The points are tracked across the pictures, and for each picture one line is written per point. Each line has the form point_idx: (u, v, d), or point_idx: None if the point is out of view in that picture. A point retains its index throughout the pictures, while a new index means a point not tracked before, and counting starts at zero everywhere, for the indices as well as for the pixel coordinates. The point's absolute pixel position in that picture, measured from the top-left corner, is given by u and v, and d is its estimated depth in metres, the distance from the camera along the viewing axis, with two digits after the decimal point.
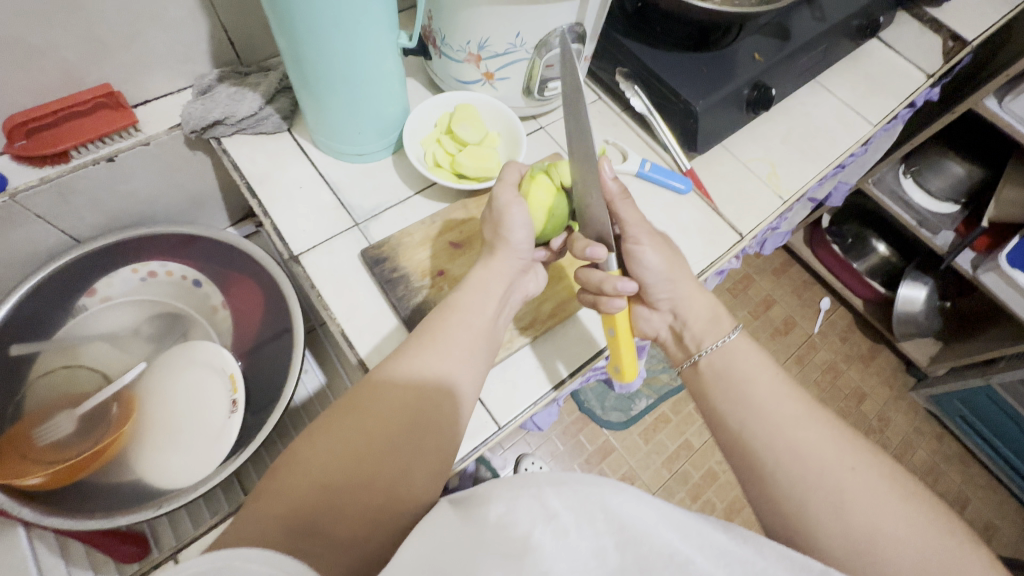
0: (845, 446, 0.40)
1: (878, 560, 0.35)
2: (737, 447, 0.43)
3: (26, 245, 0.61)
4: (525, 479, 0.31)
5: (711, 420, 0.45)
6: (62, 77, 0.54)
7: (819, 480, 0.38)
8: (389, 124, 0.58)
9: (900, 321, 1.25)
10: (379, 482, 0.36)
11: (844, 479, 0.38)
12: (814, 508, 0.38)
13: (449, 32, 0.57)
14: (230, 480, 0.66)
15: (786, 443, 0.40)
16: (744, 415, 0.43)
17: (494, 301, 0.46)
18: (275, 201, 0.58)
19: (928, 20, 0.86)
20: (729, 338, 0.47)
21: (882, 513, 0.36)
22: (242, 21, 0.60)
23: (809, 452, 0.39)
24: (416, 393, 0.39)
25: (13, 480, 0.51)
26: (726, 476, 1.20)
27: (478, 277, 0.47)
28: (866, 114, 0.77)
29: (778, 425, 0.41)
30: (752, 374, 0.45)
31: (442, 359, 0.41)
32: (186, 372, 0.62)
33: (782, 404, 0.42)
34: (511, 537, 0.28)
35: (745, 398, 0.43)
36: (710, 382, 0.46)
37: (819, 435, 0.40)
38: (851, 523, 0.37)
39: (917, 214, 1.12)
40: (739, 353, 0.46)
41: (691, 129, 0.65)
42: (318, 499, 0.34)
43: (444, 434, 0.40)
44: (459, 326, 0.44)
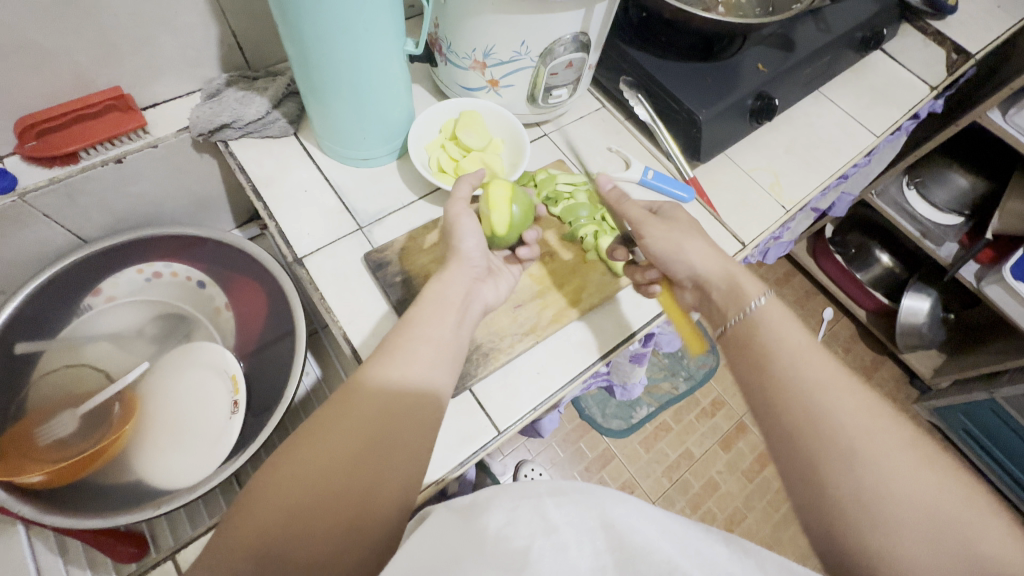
0: (870, 411, 0.36)
1: (894, 523, 0.32)
2: (757, 405, 0.40)
3: (33, 244, 0.61)
4: (524, 489, 0.33)
5: (740, 370, 0.42)
6: (73, 80, 0.55)
7: (835, 445, 0.35)
8: (394, 129, 0.59)
9: (902, 332, 1.25)
10: (351, 497, 0.34)
11: (862, 448, 0.34)
12: (827, 472, 0.35)
13: (455, 39, 0.57)
14: (229, 482, 0.66)
15: (805, 404, 0.37)
16: (767, 375, 0.40)
17: (454, 312, 0.44)
18: (280, 204, 0.59)
19: (932, 33, 0.86)
20: (763, 299, 0.44)
21: (900, 481, 0.33)
22: (252, 27, 0.61)
23: (828, 417, 0.36)
24: (388, 402, 0.37)
25: (15, 478, 0.51)
26: (727, 486, 1.19)
27: (431, 292, 0.45)
28: (869, 125, 0.78)
29: (797, 389, 0.38)
30: (779, 337, 0.41)
31: (411, 366, 0.39)
32: (187, 372, 0.63)
33: (806, 366, 0.39)
34: (511, 549, 0.29)
35: (769, 358, 0.40)
36: (744, 339, 0.43)
37: (846, 397, 0.37)
38: (865, 492, 0.33)
39: (921, 225, 1.12)
40: (767, 317, 0.43)
41: (695, 138, 0.65)
42: (286, 522, 0.32)
43: (421, 443, 0.38)
44: (417, 342, 0.41)
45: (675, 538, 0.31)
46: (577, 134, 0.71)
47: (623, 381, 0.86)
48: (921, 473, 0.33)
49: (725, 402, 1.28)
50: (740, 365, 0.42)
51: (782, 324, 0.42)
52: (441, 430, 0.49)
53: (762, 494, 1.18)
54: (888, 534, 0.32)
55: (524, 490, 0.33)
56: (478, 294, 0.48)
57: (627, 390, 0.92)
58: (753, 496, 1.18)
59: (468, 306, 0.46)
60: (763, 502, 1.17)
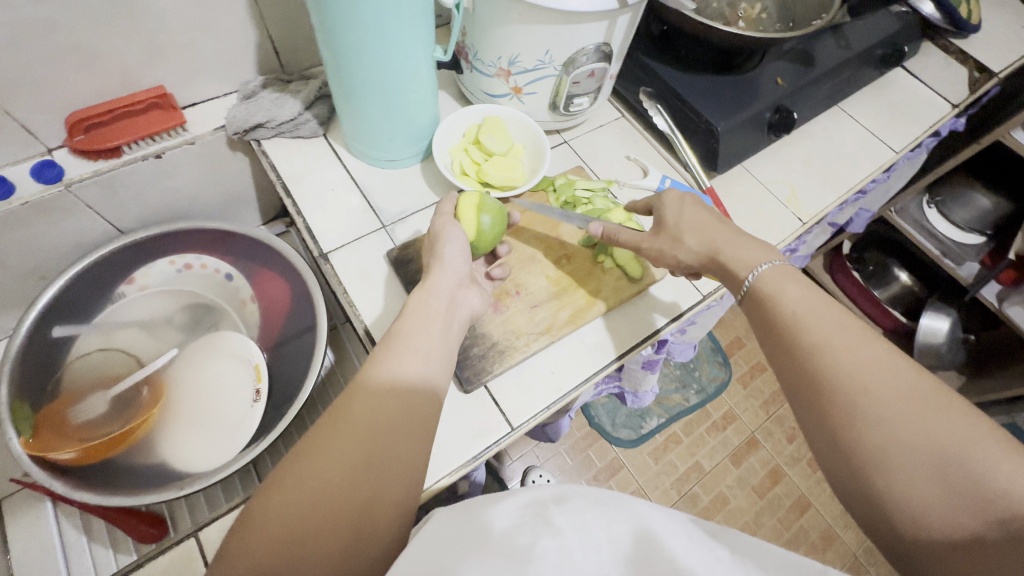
0: (877, 359, 0.36)
1: (891, 462, 0.32)
2: (773, 357, 0.41)
3: (74, 233, 0.65)
4: (531, 495, 0.34)
5: (759, 326, 0.43)
6: (121, 79, 0.58)
7: (833, 398, 0.35)
8: (419, 131, 0.61)
9: (920, 352, 1.23)
10: (357, 500, 0.34)
11: (859, 399, 0.35)
12: (833, 424, 0.35)
13: (481, 48, 0.59)
14: (247, 469, 0.68)
15: (806, 361, 0.38)
16: (775, 338, 0.41)
17: (438, 321, 0.44)
18: (308, 202, 0.61)
19: (954, 51, 0.87)
20: (759, 271, 0.44)
21: (901, 426, 0.33)
22: (288, 34, 0.64)
23: (826, 371, 0.36)
24: (394, 403, 0.38)
25: (49, 454, 0.55)
26: (736, 501, 1.17)
27: (414, 304, 0.45)
28: (889, 141, 0.78)
29: (799, 348, 0.39)
30: (782, 302, 0.42)
31: (397, 369, 0.40)
32: (213, 361, 0.65)
33: (810, 324, 0.39)
34: (515, 546, 0.30)
35: (774, 321, 0.41)
36: (756, 303, 0.44)
37: (849, 350, 0.37)
38: (867, 440, 0.33)
39: (941, 244, 1.11)
40: (770, 284, 0.43)
41: (712, 148, 0.66)
42: (294, 536, 0.32)
43: (425, 434, 0.39)
44: (406, 352, 0.41)
45: (690, 538, 0.31)
46: (596, 142, 0.72)
47: (634, 389, 0.87)
48: (927, 414, 0.33)
49: (736, 417, 1.27)
50: (756, 330, 0.44)
51: (787, 287, 0.43)
52: (457, 423, 0.50)
53: (773, 511, 1.17)
54: (883, 473, 0.32)
55: (531, 495, 0.34)
56: (463, 300, 0.48)
57: (638, 398, 0.93)
58: (763, 513, 1.16)
59: (455, 313, 0.47)
60: (774, 520, 1.16)
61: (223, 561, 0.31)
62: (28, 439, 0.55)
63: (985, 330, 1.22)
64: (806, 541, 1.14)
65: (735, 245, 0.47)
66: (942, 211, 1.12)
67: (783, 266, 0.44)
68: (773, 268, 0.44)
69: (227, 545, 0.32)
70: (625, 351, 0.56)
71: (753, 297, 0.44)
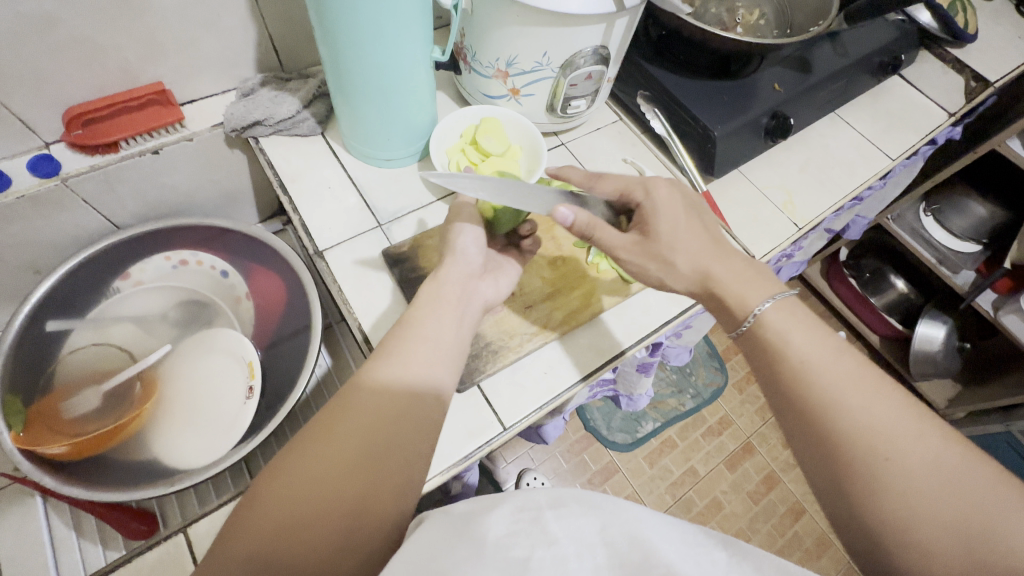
0: (891, 419, 0.37)
1: (916, 531, 0.34)
2: (781, 407, 0.41)
3: (70, 228, 0.65)
4: (525, 500, 0.33)
5: (765, 373, 0.43)
6: (120, 75, 0.58)
7: (852, 463, 0.36)
8: (417, 131, 0.61)
9: (916, 359, 1.23)
10: (348, 501, 0.34)
11: (879, 466, 0.35)
12: (853, 489, 0.36)
13: (479, 49, 0.60)
14: (239, 465, 0.68)
15: (822, 421, 0.38)
16: (782, 388, 0.41)
17: (450, 309, 0.44)
18: (304, 199, 0.61)
19: (950, 60, 0.87)
20: (765, 306, 0.44)
21: (921, 494, 0.34)
22: (288, 33, 0.64)
23: (847, 436, 0.37)
24: (390, 402, 0.38)
25: (39, 448, 0.54)
26: (731, 506, 1.17)
27: (424, 295, 0.45)
28: (885, 148, 0.78)
29: (813, 406, 0.39)
30: (790, 349, 0.42)
31: (402, 369, 0.39)
32: (206, 358, 0.65)
33: (821, 377, 0.39)
34: (510, 557, 0.29)
35: (782, 371, 0.41)
36: (761, 349, 0.43)
37: (865, 410, 0.37)
38: (889, 508, 0.35)
39: (937, 251, 1.11)
40: (774, 326, 0.43)
41: (709, 153, 0.67)
42: (278, 532, 0.32)
43: (418, 442, 0.38)
44: (416, 342, 0.41)
45: (676, 541, 0.32)
46: (594, 145, 0.73)
47: (629, 391, 0.87)
48: (941, 477, 0.35)
49: (732, 422, 1.27)
50: (760, 375, 0.44)
51: (792, 331, 0.43)
52: (449, 422, 0.50)
53: (767, 517, 1.16)
54: (908, 541, 0.34)
55: (525, 500, 0.33)
56: (475, 291, 0.48)
57: (633, 401, 0.93)
58: (758, 518, 1.16)
59: (467, 303, 0.46)
60: (769, 526, 1.16)
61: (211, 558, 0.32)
62: (19, 433, 0.55)
63: (982, 338, 1.23)
64: (801, 547, 1.14)
65: (726, 251, 0.47)
66: (939, 219, 1.12)
67: (784, 301, 0.44)
68: (777, 309, 0.43)
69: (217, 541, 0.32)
70: (590, 372, 0.54)
71: (757, 341, 0.44)
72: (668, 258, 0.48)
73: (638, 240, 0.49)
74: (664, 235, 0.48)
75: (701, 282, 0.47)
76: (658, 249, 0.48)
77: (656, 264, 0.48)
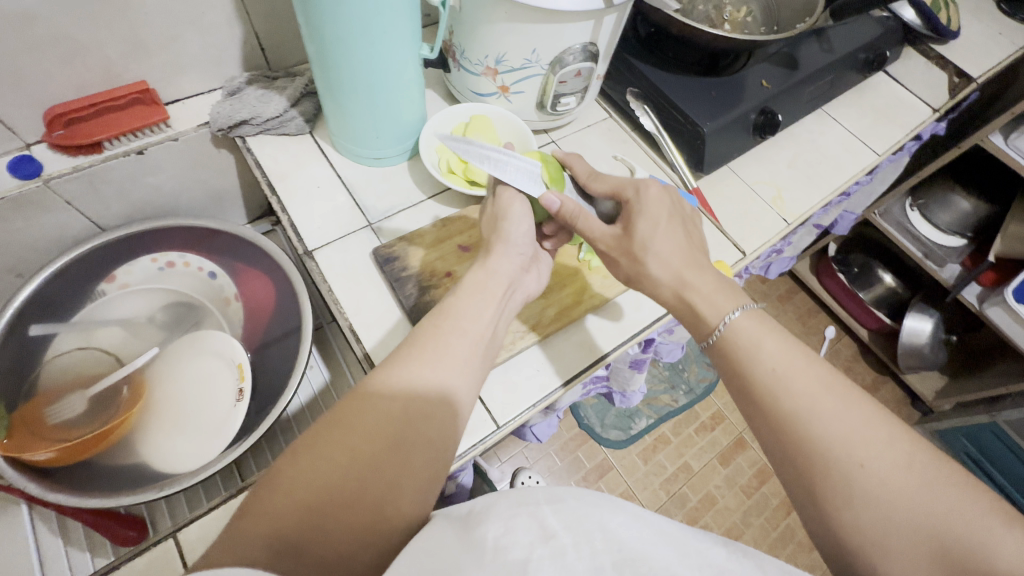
0: (858, 431, 0.37)
1: (887, 544, 0.34)
2: (756, 422, 0.42)
3: (53, 229, 0.63)
4: (522, 497, 0.33)
5: (738, 388, 0.43)
6: (103, 73, 0.57)
7: (825, 472, 0.37)
8: (405, 130, 0.61)
9: (905, 353, 1.24)
10: (371, 497, 0.35)
11: (851, 475, 0.36)
12: (825, 494, 0.37)
13: (468, 45, 0.59)
14: (230, 470, 0.67)
15: (794, 426, 0.39)
16: (754, 398, 0.42)
17: (494, 302, 0.46)
18: (293, 199, 0.61)
19: (934, 56, 0.88)
20: (732, 318, 0.44)
21: (895, 503, 0.35)
22: (274, 29, 0.64)
23: (817, 444, 0.37)
24: (408, 407, 0.38)
25: (24, 455, 0.53)
26: (724, 501, 1.18)
27: (471, 282, 0.47)
28: (872, 144, 0.79)
29: (783, 416, 0.39)
30: (760, 357, 0.42)
31: (433, 368, 0.40)
32: (194, 360, 0.64)
33: (793, 387, 0.40)
34: (507, 559, 0.28)
35: (754, 380, 0.42)
36: (732, 361, 0.44)
37: (832, 417, 0.38)
38: (860, 517, 0.35)
39: (923, 245, 1.12)
40: (744, 333, 0.43)
41: (698, 149, 0.67)
42: (307, 517, 0.33)
43: (427, 447, 0.38)
44: (456, 339, 0.42)
45: (669, 542, 0.32)
46: (585, 142, 0.73)
47: (623, 388, 0.88)
48: (912, 478, 0.35)
49: (724, 417, 1.28)
50: (731, 384, 0.44)
51: (764, 339, 0.43)
52: None
53: (760, 511, 1.17)
54: (882, 556, 0.34)
55: (524, 496, 0.33)
56: (521, 282, 0.51)
57: (626, 398, 0.93)
58: (751, 513, 1.17)
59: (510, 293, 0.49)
60: (761, 519, 1.16)
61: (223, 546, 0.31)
62: (4, 439, 0.54)
63: (968, 332, 1.25)
64: (793, 541, 1.15)
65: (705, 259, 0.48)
66: (925, 214, 1.13)
67: (753, 312, 0.45)
68: (745, 315, 0.44)
69: (235, 516, 0.33)
70: (569, 378, 0.54)
71: (726, 352, 0.44)
72: (649, 253, 0.48)
73: (616, 234, 0.50)
74: (651, 228, 0.49)
75: (692, 276, 0.47)
76: (632, 246, 0.49)
77: (635, 258, 0.49)
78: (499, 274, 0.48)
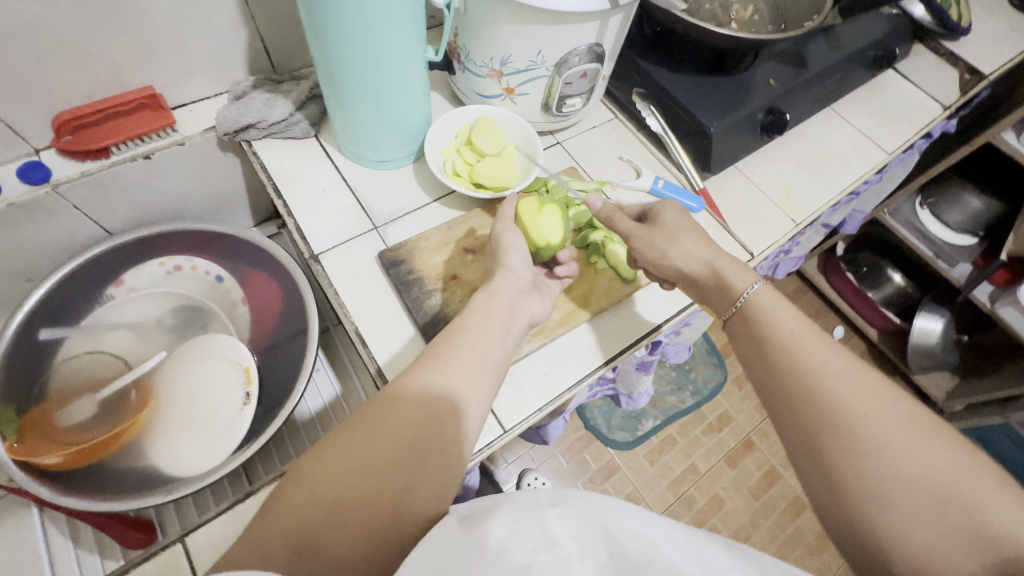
0: (867, 388, 0.38)
1: (891, 494, 0.34)
2: (766, 389, 0.42)
3: (62, 234, 0.64)
4: (526, 500, 0.33)
5: (753, 357, 0.44)
6: (110, 78, 0.57)
7: (833, 423, 0.37)
8: (411, 133, 0.60)
9: (913, 352, 1.24)
10: (382, 489, 0.35)
11: (859, 424, 0.36)
12: (828, 453, 0.37)
13: (473, 47, 0.59)
14: (237, 473, 0.67)
15: (804, 390, 0.39)
16: (769, 361, 0.42)
17: (499, 321, 0.45)
18: (299, 202, 0.61)
19: (945, 53, 0.87)
20: (754, 288, 0.46)
21: (902, 455, 0.35)
22: (279, 34, 0.64)
23: (826, 397, 0.38)
24: (424, 398, 0.38)
25: (33, 459, 0.54)
26: (732, 502, 1.17)
27: (476, 304, 0.46)
28: (881, 143, 0.78)
29: (797, 373, 0.40)
30: (778, 323, 0.43)
31: (449, 373, 0.40)
32: (202, 363, 0.65)
33: (808, 351, 0.41)
34: (511, 564, 0.28)
35: (772, 344, 0.42)
36: (751, 327, 0.45)
37: (844, 374, 0.38)
38: (865, 466, 0.35)
39: (934, 244, 1.11)
40: (765, 306, 0.45)
41: (705, 149, 0.66)
42: (320, 511, 0.33)
43: (447, 443, 0.38)
44: (465, 350, 0.42)
45: (671, 543, 0.32)
46: (591, 143, 0.72)
47: (629, 391, 0.87)
48: (922, 447, 0.35)
49: (732, 419, 1.27)
50: (747, 354, 0.45)
51: (781, 309, 0.44)
52: None
53: (768, 512, 1.16)
54: (886, 508, 0.34)
55: (526, 499, 0.33)
56: (524, 305, 0.49)
57: (633, 400, 0.93)
58: (759, 515, 1.16)
59: (513, 317, 0.48)
60: (769, 521, 1.16)
61: (252, 538, 0.32)
62: (14, 443, 0.55)
63: (979, 331, 1.21)
64: (802, 543, 1.14)
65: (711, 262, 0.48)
66: (935, 213, 1.12)
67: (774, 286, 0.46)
68: (766, 288, 0.46)
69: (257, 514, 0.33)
70: (610, 357, 0.55)
71: (746, 320, 0.45)
72: None
73: None
74: None
75: None
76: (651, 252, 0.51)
77: None
78: (503, 301, 0.47)
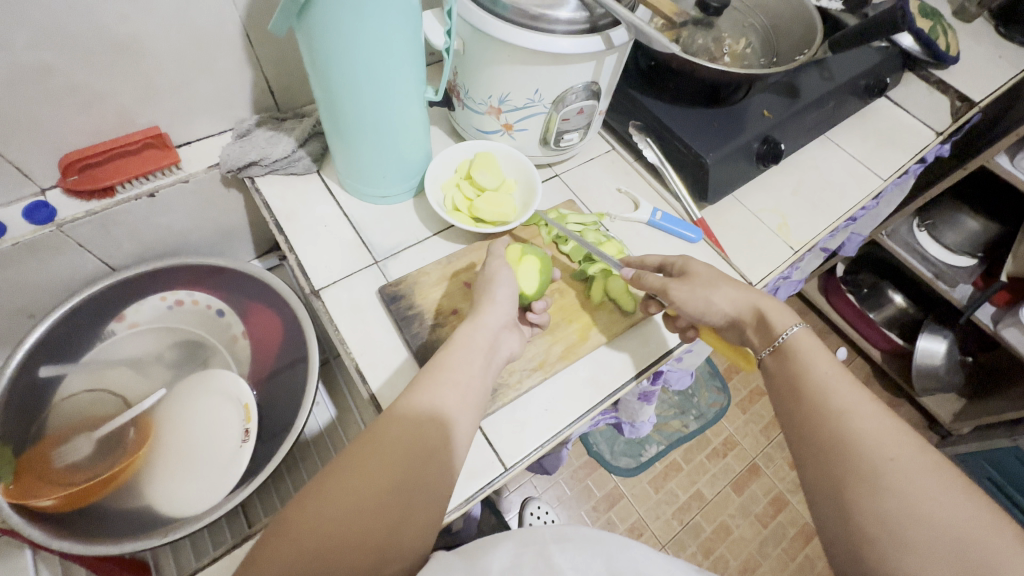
0: (899, 435, 0.37)
1: (913, 539, 0.33)
2: (792, 426, 0.42)
3: (65, 270, 0.64)
4: (529, 535, 0.33)
5: (784, 392, 0.43)
6: (116, 119, 0.59)
7: (859, 463, 0.36)
8: (411, 168, 0.61)
9: (919, 376, 1.22)
10: (379, 528, 0.34)
11: (884, 467, 0.35)
12: (849, 492, 0.36)
13: (472, 86, 0.61)
14: (236, 512, 0.66)
15: (832, 429, 0.38)
16: (799, 397, 0.42)
17: (481, 356, 0.45)
18: (301, 237, 0.61)
19: (935, 82, 0.89)
20: (794, 331, 0.45)
21: (928, 502, 0.34)
22: (282, 73, 0.65)
23: (854, 438, 0.37)
24: (428, 438, 0.38)
25: (29, 501, 0.54)
26: (740, 530, 1.15)
27: (461, 335, 0.46)
28: (876, 169, 0.79)
29: (826, 412, 0.39)
30: (815, 362, 0.43)
31: (444, 409, 0.40)
32: (203, 399, 0.64)
33: (841, 392, 0.40)
34: None
35: (805, 382, 0.42)
36: (784, 365, 0.44)
37: (875, 419, 0.38)
38: (888, 509, 0.34)
39: (933, 266, 1.11)
40: (803, 346, 0.44)
41: (702, 179, 0.67)
42: (318, 546, 0.33)
43: (444, 484, 0.38)
44: (445, 386, 0.41)
45: None
46: (589, 175, 0.74)
47: (631, 419, 0.87)
48: (939, 493, 0.34)
49: (737, 443, 1.25)
50: (778, 390, 0.44)
51: (819, 349, 0.44)
52: None
53: (777, 540, 1.14)
54: (904, 552, 0.33)
55: (529, 533, 0.33)
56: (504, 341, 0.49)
57: (635, 428, 0.92)
58: (767, 543, 1.14)
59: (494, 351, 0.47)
60: (778, 550, 1.13)
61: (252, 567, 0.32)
62: (9, 485, 0.54)
63: (982, 351, 1.22)
64: (812, 572, 1.11)
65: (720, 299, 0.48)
66: (933, 235, 1.12)
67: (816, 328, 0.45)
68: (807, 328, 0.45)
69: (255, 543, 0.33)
70: (625, 381, 0.55)
71: (782, 357, 0.44)
72: None
73: None
74: None
75: None
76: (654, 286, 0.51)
77: None
78: (485, 333, 0.46)
